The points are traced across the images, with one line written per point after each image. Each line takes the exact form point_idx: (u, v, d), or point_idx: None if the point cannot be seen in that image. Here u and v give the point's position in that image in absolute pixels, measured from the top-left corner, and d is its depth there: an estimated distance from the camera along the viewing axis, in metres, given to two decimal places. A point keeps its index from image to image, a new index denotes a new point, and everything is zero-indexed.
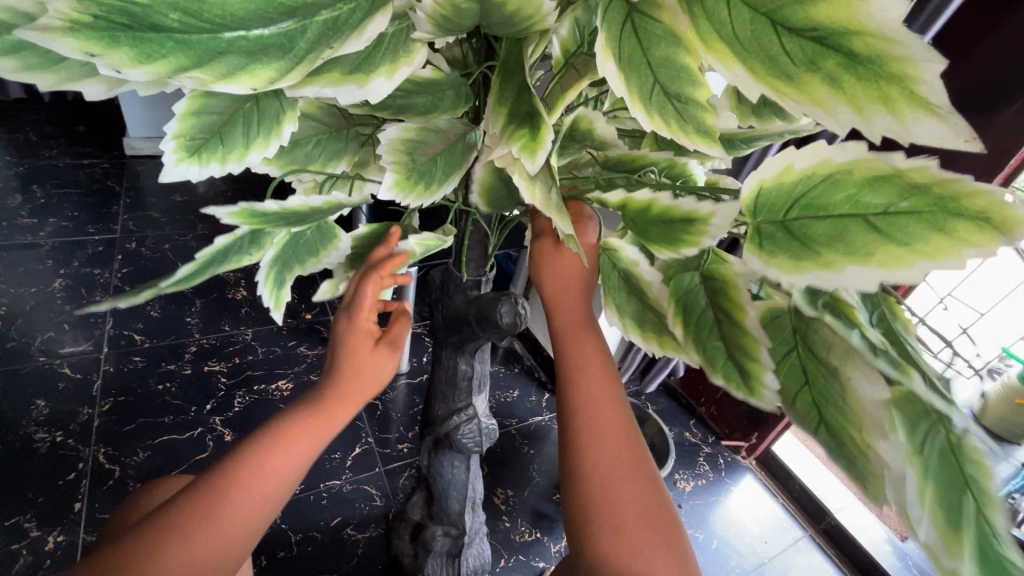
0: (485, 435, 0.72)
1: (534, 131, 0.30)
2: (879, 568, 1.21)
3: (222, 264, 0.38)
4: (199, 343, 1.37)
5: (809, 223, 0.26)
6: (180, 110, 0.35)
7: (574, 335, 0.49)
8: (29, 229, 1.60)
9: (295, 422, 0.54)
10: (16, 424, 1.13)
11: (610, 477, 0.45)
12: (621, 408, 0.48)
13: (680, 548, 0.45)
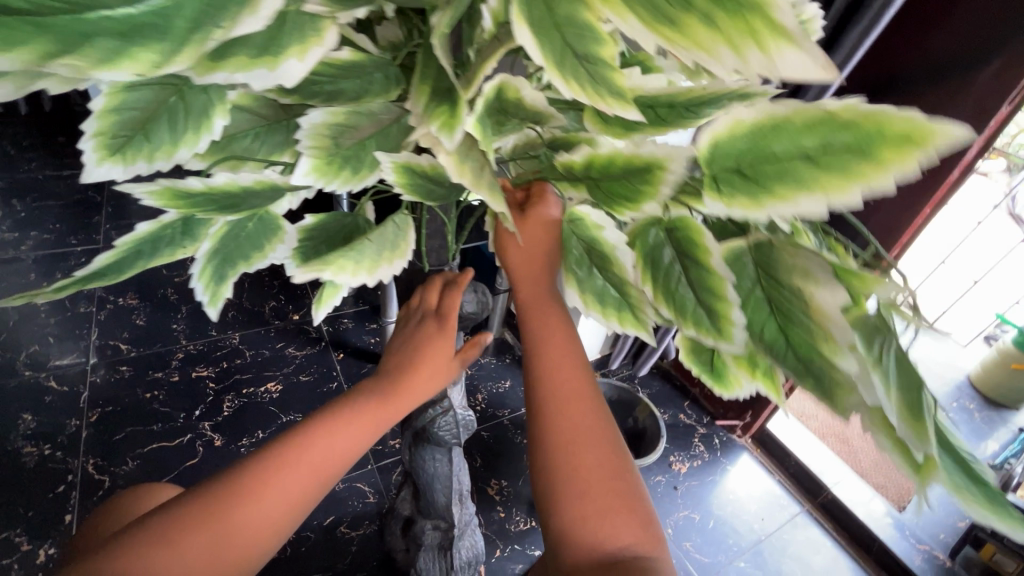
0: (464, 427, 0.72)
1: (453, 109, 0.29)
2: (877, 539, 1.21)
3: (152, 256, 0.37)
4: (186, 350, 1.36)
5: (757, 166, 0.24)
6: (98, 108, 0.32)
7: (537, 305, 0.49)
8: (10, 244, 1.59)
9: (358, 409, 0.52)
10: (3, 440, 1.12)
11: (575, 438, 0.46)
12: (583, 377, 0.48)
13: (643, 508, 0.47)
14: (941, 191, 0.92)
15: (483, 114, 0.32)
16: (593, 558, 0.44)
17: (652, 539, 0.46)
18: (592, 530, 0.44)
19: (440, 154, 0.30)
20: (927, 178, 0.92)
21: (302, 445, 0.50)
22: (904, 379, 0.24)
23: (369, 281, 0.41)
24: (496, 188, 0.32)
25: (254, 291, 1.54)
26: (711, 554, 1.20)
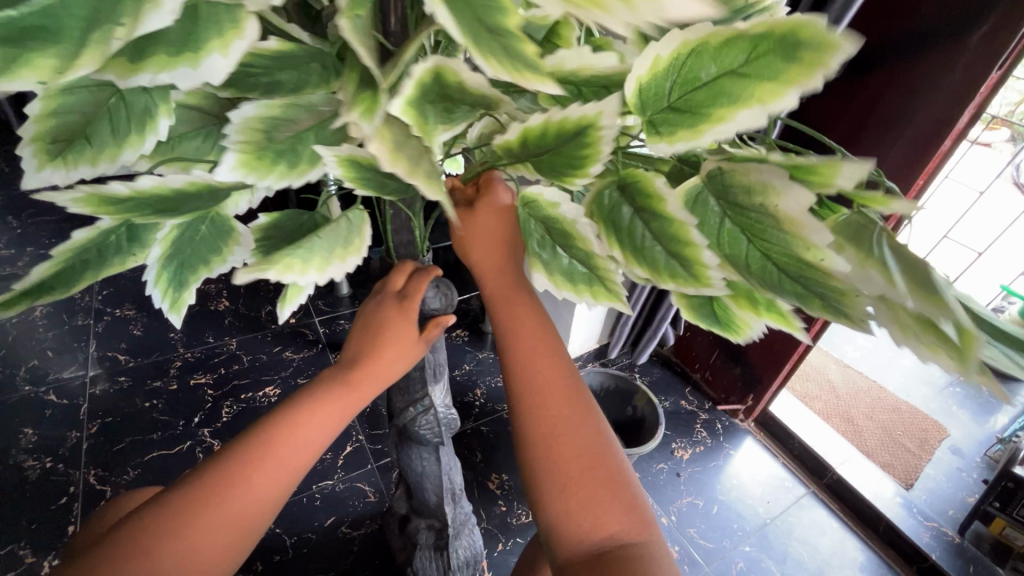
0: (446, 427, 0.72)
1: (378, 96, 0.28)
2: (883, 519, 1.19)
3: (101, 266, 0.37)
4: (184, 357, 1.36)
5: (691, 94, 0.26)
6: (35, 111, 0.29)
7: (506, 297, 0.50)
8: (6, 260, 1.60)
9: (322, 400, 0.52)
10: (5, 455, 1.13)
11: (557, 427, 0.45)
12: (559, 365, 0.48)
13: (629, 494, 0.45)
14: (934, 161, 0.89)
15: (422, 100, 0.30)
16: (580, 547, 0.43)
17: (643, 527, 0.45)
18: (578, 518, 0.44)
19: (371, 143, 0.28)
20: (919, 149, 0.89)
21: (267, 444, 0.49)
22: (903, 259, 0.25)
23: (319, 281, 0.39)
24: (435, 177, 0.30)
25: (250, 297, 1.54)
26: (715, 540, 1.18)
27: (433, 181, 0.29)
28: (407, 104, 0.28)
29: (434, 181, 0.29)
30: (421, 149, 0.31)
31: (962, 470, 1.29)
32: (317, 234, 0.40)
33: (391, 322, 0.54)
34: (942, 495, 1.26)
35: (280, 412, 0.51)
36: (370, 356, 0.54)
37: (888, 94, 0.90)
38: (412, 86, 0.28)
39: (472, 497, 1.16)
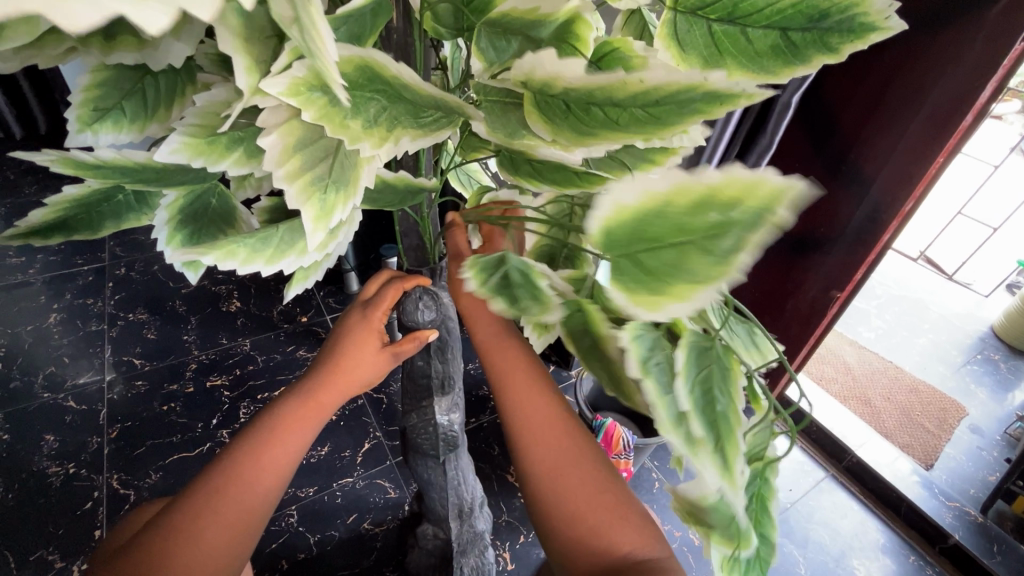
0: (444, 441, 0.72)
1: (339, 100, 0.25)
2: (905, 499, 1.19)
3: (115, 221, 0.40)
4: (199, 360, 1.36)
5: (654, 264, 0.26)
6: (82, 83, 0.33)
7: (496, 345, 0.53)
8: (19, 268, 1.60)
9: (286, 419, 0.52)
10: (29, 462, 1.14)
11: (557, 465, 0.47)
12: (552, 400, 0.50)
13: (636, 514, 0.47)
14: (954, 138, 0.87)
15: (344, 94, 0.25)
16: (597, 564, 0.45)
17: (653, 541, 0.46)
18: (590, 544, 0.45)
19: (267, 133, 0.26)
20: (937, 127, 0.87)
21: (240, 469, 0.49)
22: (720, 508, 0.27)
23: (262, 270, 0.35)
24: (327, 184, 0.27)
25: (260, 297, 1.54)
26: None
27: (312, 189, 0.27)
28: (298, 87, 0.24)
29: (316, 188, 0.27)
30: (335, 151, 0.28)
31: (981, 449, 1.28)
32: (280, 225, 0.36)
33: (357, 335, 0.55)
34: (961, 473, 1.25)
35: (252, 430, 0.52)
36: (336, 368, 0.54)
37: (902, 73, 0.88)
38: (308, 70, 0.23)
39: (493, 490, 1.16)
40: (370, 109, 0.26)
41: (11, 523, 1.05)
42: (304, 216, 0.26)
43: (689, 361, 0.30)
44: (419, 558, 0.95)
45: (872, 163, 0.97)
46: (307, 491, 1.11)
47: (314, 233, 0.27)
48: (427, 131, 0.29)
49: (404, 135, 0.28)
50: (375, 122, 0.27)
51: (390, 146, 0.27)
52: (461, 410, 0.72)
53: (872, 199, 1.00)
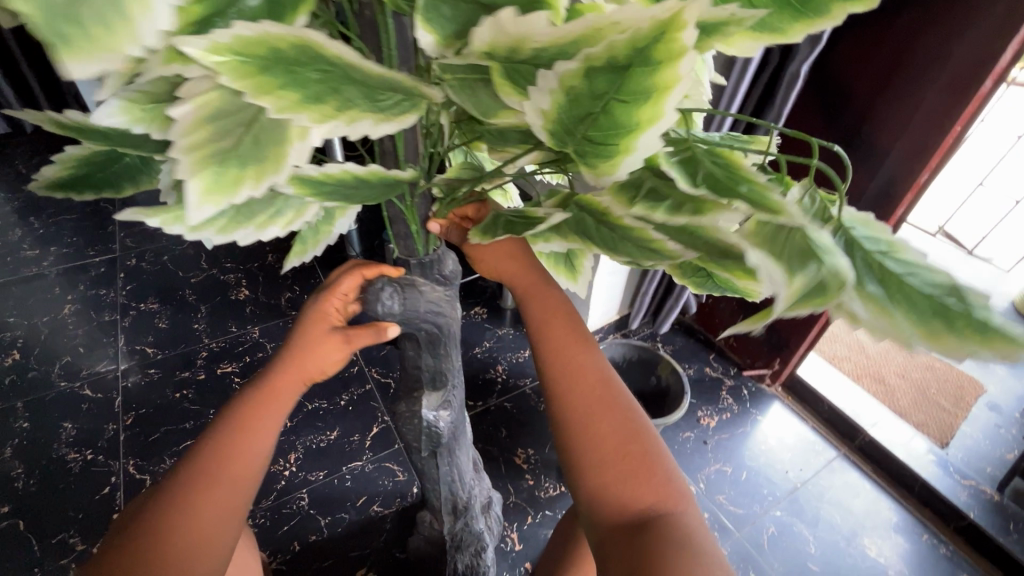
0: (427, 436, 0.71)
1: (268, 71, 0.22)
2: (919, 479, 1.17)
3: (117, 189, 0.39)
4: (209, 347, 1.38)
5: (598, 123, 0.24)
6: None
7: (537, 292, 0.53)
8: (33, 261, 1.63)
9: (251, 417, 0.52)
10: (49, 449, 1.17)
11: (591, 413, 0.48)
12: (589, 349, 0.51)
13: (664, 469, 0.48)
14: (973, 104, 0.84)
15: (280, 70, 0.23)
16: (620, 518, 0.45)
17: (677, 498, 0.46)
18: (619, 494, 0.46)
19: (180, 104, 0.23)
20: (954, 94, 0.84)
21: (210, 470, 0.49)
22: (792, 254, 0.24)
23: (213, 238, 0.32)
24: (227, 158, 0.23)
25: (269, 285, 1.55)
26: (745, 505, 1.17)
27: (208, 162, 0.23)
28: (221, 51, 0.21)
29: (213, 161, 0.23)
30: (255, 124, 0.24)
31: (1000, 427, 1.26)
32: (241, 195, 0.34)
33: (311, 323, 0.54)
34: (978, 452, 1.22)
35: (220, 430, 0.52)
36: (297, 358, 0.54)
37: (918, 38, 0.84)
38: (235, 39, 0.21)
39: (501, 472, 1.17)
40: (319, 88, 0.24)
41: (34, 506, 1.09)
42: (189, 187, 0.22)
43: (682, 172, 0.28)
44: (421, 545, 0.96)
45: (887, 134, 0.94)
46: (317, 475, 1.13)
47: (201, 206, 0.23)
48: (389, 116, 0.27)
49: (361, 118, 0.26)
50: (317, 99, 0.24)
51: (337, 125, 0.25)
52: (451, 409, 0.70)
53: (885, 170, 0.96)
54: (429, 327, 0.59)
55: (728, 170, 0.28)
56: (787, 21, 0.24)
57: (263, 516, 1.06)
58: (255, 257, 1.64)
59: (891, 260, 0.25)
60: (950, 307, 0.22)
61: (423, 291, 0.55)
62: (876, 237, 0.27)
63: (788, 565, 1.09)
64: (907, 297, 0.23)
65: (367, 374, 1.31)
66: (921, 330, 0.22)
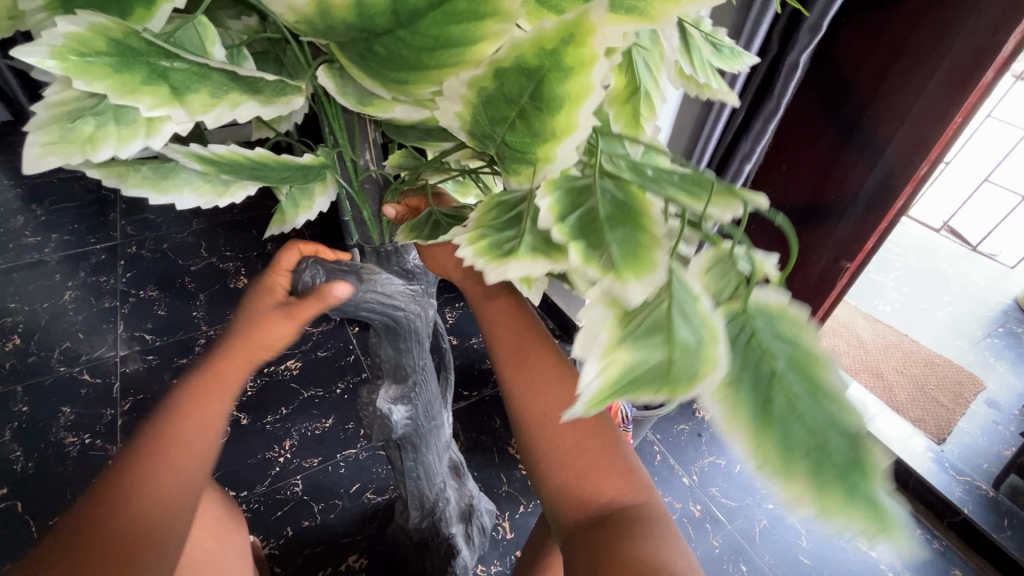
0: (382, 428, 0.69)
1: (132, 73, 0.21)
2: (913, 473, 1.16)
3: None
4: (207, 335, 1.39)
5: (516, 127, 0.23)
6: None
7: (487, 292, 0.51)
8: (35, 248, 1.65)
9: (199, 395, 0.50)
10: (47, 432, 1.19)
11: (546, 409, 0.45)
12: (544, 345, 0.48)
13: (627, 461, 0.45)
14: (973, 96, 0.83)
15: (133, 64, 0.21)
16: (583, 517, 0.42)
17: (639, 489, 0.43)
18: (579, 488, 0.43)
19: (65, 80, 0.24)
20: (956, 85, 0.83)
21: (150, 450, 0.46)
22: (639, 335, 0.21)
23: (150, 198, 0.30)
24: (82, 120, 0.23)
25: None
26: (738, 499, 1.17)
27: (59, 119, 0.23)
28: (63, 55, 0.20)
29: (66, 120, 0.23)
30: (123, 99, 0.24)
31: (998, 423, 1.25)
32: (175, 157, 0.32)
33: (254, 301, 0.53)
34: (974, 448, 1.22)
35: (166, 412, 0.49)
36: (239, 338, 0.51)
37: (920, 28, 0.83)
38: (67, 39, 0.20)
39: (494, 462, 1.17)
40: (183, 76, 0.23)
41: (31, 488, 1.10)
42: (29, 139, 0.22)
43: (556, 203, 0.25)
44: (399, 533, 0.96)
45: (885, 125, 0.92)
46: (311, 462, 1.14)
47: (43, 157, 0.23)
48: (272, 98, 0.25)
49: (245, 100, 0.24)
50: (177, 91, 0.22)
51: (223, 111, 0.23)
52: (411, 405, 0.68)
53: (883, 163, 0.95)
54: (384, 319, 0.55)
55: (623, 208, 0.25)
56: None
57: (257, 502, 1.08)
58: (254, 245, 1.65)
59: (789, 370, 0.19)
60: (835, 465, 0.17)
61: (377, 283, 0.51)
62: (784, 331, 0.20)
63: (780, 557, 1.09)
64: (773, 421, 0.18)
65: (363, 362, 1.32)
66: (778, 465, 0.17)
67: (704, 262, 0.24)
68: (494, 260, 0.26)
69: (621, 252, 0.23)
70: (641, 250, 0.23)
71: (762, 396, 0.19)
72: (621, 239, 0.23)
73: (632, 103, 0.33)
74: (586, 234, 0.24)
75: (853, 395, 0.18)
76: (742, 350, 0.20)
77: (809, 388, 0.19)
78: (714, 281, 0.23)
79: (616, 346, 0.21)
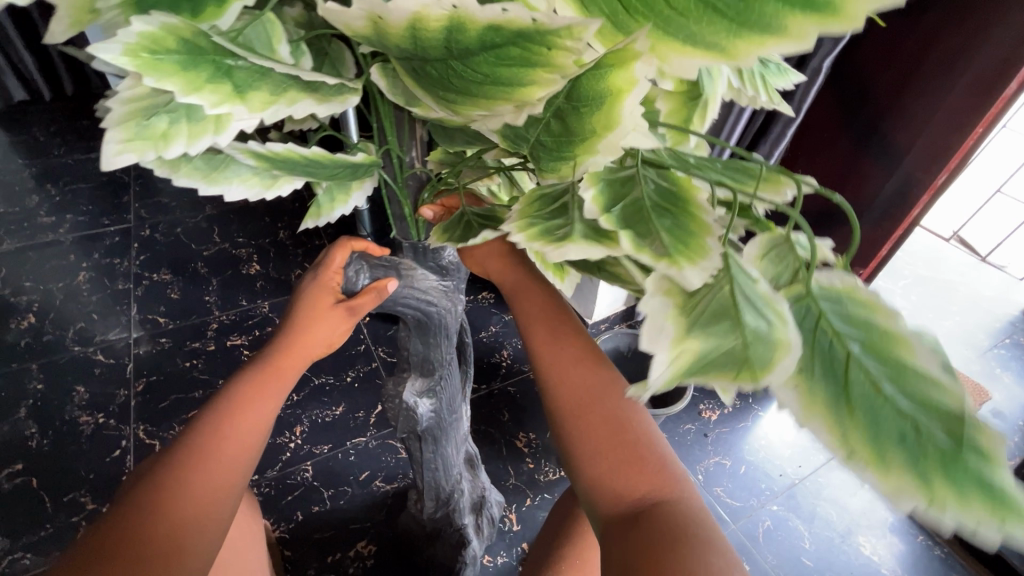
0: (405, 419, 0.70)
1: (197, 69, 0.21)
2: None
3: None
4: (220, 320, 1.40)
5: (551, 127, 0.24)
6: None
7: (525, 289, 0.54)
8: (50, 227, 1.66)
9: (250, 390, 0.52)
10: (62, 411, 1.20)
11: (581, 402, 0.46)
12: (580, 341, 0.50)
13: (661, 458, 0.46)
14: (996, 107, 0.83)
15: (199, 62, 0.21)
16: (616, 509, 0.43)
17: (673, 485, 0.44)
18: (613, 482, 0.44)
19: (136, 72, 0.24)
20: (979, 95, 0.83)
21: (202, 444, 0.47)
22: (707, 320, 0.23)
23: (201, 189, 0.30)
24: (157, 117, 0.23)
25: (279, 261, 1.57)
26: (742, 499, 1.18)
27: (134, 115, 0.23)
28: (136, 53, 0.19)
29: (141, 116, 0.23)
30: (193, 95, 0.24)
31: (1003, 434, 1.25)
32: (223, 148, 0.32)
33: (311, 296, 0.55)
34: None
35: (217, 406, 0.50)
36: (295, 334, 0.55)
37: (943, 38, 0.83)
38: (139, 37, 0.19)
39: (502, 455, 1.18)
40: (244, 75, 0.22)
41: (45, 465, 1.12)
42: (109, 137, 0.23)
43: (599, 193, 0.27)
44: (409, 522, 0.97)
45: (905, 134, 0.93)
46: (322, 449, 1.15)
47: (120, 154, 0.23)
48: (331, 94, 0.25)
49: (302, 98, 0.24)
50: (240, 89, 0.22)
51: (280, 108, 0.23)
52: (436, 398, 0.69)
53: (902, 171, 0.96)
54: (414, 313, 0.57)
55: (668, 195, 0.27)
56: (726, 33, 0.18)
57: (268, 486, 1.09)
58: (267, 232, 1.65)
59: (865, 354, 0.22)
60: (920, 432, 0.20)
61: (414, 279, 0.53)
62: (853, 313, 0.23)
63: (782, 559, 1.10)
64: (855, 404, 0.21)
65: (374, 352, 1.33)
66: (870, 452, 0.20)
67: (758, 248, 0.27)
68: (552, 243, 0.27)
69: (669, 232, 0.25)
70: (693, 232, 0.25)
71: (842, 366, 0.22)
72: (670, 225, 0.25)
73: (687, 110, 0.36)
74: (627, 222, 0.26)
75: (926, 366, 0.21)
76: (813, 336, 0.24)
77: (887, 359, 0.22)
78: (772, 265, 0.26)
79: (687, 334, 0.23)
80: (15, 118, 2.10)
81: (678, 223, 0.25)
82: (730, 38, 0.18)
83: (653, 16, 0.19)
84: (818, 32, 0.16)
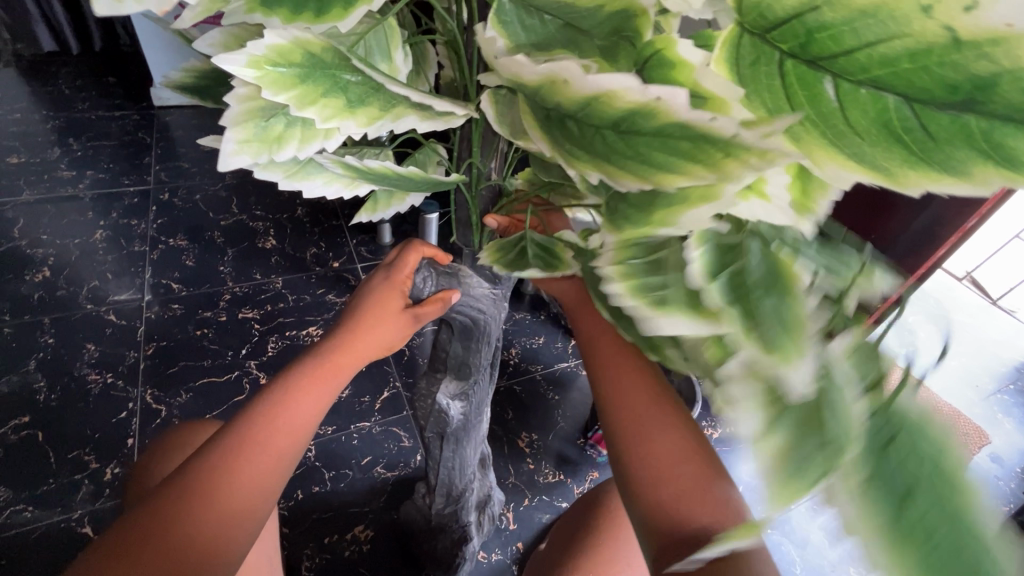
0: (436, 418, 0.71)
1: (327, 85, 0.25)
2: None
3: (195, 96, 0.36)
4: (233, 291, 1.40)
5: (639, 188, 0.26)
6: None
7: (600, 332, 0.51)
8: (69, 182, 1.65)
9: (304, 384, 0.51)
10: (71, 367, 1.21)
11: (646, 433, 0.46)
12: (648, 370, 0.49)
13: None
14: None
15: (320, 75, 0.24)
16: None
17: None
18: None
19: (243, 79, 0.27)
20: None
21: (256, 435, 0.47)
22: (796, 424, 0.19)
23: (282, 182, 0.33)
24: (273, 116, 0.27)
25: (296, 237, 1.56)
26: None
27: (253, 115, 0.27)
28: (260, 64, 0.23)
29: (259, 116, 0.27)
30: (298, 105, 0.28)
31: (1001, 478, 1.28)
32: None
33: (377, 297, 0.55)
34: None
35: (271, 396, 0.50)
36: (355, 334, 0.53)
37: None
38: (270, 50, 0.23)
39: (503, 452, 1.19)
40: (359, 90, 0.25)
41: (52, 420, 1.12)
42: (230, 136, 0.27)
43: (707, 259, 0.25)
44: (413, 512, 0.97)
45: None
46: (327, 429, 1.15)
47: (237, 154, 0.27)
48: (436, 115, 0.27)
49: (407, 113, 0.26)
50: (361, 101, 0.25)
51: (385, 123, 0.26)
52: (467, 401, 0.70)
53: (930, 211, 0.95)
54: (463, 318, 0.59)
55: (778, 269, 0.24)
56: (902, 162, 0.18)
57: None
58: (285, 208, 1.65)
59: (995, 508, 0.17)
60: None
61: (469, 286, 0.56)
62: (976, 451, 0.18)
63: None
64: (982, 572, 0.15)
65: None
66: None
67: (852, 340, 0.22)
68: (649, 307, 0.25)
69: (777, 319, 0.22)
70: (798, 320, 0.21)
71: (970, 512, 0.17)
72: (774, 306, 0.22)
73: None
74: (734, 301, 0.23)
75: None
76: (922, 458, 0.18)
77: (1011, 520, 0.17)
78: (864, 363, 0.20)
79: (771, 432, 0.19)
80: (39, 69, 2.09)
81: (785, 308, 0.22)
82: (902, 166, 0.18)
83: (824, 127, 0.20)
84: (1005, 183, 0.17)
